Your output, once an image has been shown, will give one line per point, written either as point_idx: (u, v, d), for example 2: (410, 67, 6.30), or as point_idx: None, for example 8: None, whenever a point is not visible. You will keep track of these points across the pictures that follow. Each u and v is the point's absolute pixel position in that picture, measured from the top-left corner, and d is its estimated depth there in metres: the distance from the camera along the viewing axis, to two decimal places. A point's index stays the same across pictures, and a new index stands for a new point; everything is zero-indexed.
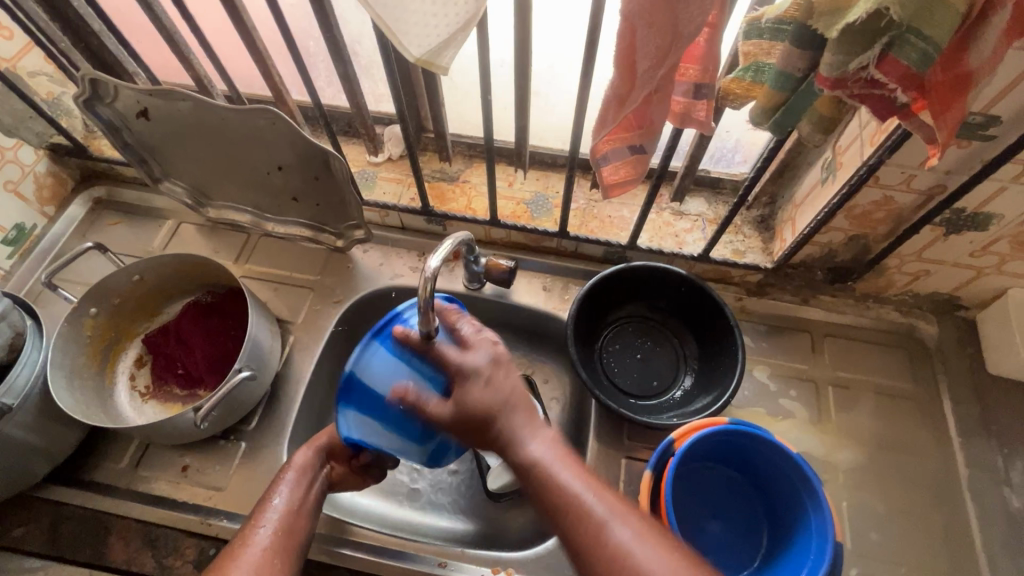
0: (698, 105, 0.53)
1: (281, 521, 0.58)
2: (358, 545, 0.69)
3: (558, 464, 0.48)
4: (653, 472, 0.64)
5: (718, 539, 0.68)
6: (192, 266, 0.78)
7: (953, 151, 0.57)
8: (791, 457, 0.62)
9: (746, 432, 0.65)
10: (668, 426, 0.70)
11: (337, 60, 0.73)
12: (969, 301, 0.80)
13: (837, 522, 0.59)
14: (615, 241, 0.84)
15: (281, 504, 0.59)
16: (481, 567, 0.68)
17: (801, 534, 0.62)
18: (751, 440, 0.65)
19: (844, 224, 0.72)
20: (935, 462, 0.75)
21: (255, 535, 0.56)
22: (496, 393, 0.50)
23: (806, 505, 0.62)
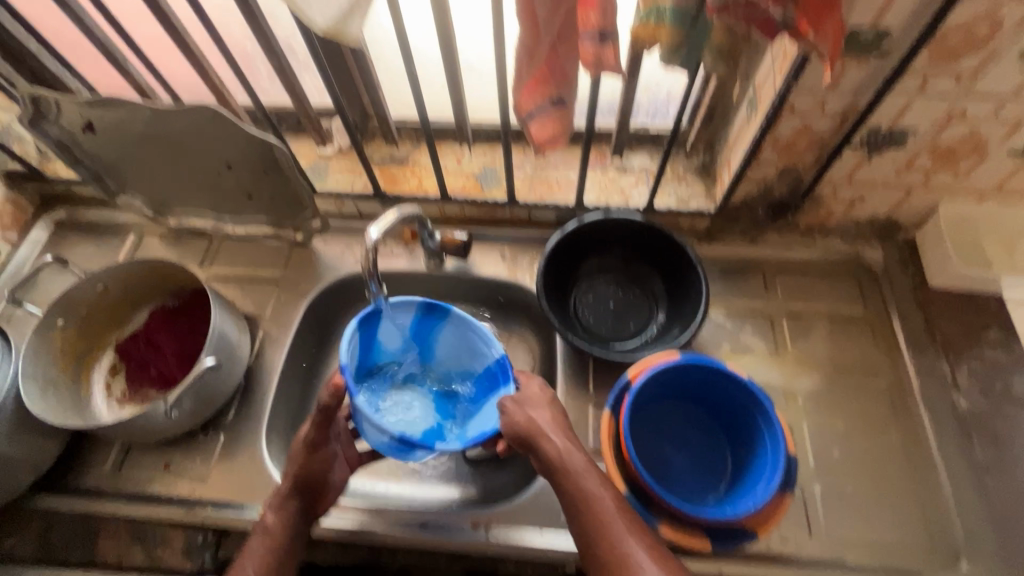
0: (606, 52, 0.55)
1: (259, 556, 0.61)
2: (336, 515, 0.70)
3: (580, 473, 0.59)
4: (611, 412, 0.67)
5: (686, 471, 0.70)
6: (156, 270, 0.80)
7: (855, 70, 0.60)
8: (740, 378, 0.66)
9: (702, 364, 0.67)
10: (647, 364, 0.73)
11: (270, 53, 0.75)
12: (907, 222, 0.83)
13: (789, 436, 0.63)
14: (564, 202, 0.87)
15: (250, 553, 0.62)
16: (462, 523, 0.70)
17: (759, 453, 0.65)
18: (705, 371, 0.68)
19: (773, 157, 0.73)
20: (891, 378, 0.78)
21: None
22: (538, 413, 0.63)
23: (760, 420, 0.65)
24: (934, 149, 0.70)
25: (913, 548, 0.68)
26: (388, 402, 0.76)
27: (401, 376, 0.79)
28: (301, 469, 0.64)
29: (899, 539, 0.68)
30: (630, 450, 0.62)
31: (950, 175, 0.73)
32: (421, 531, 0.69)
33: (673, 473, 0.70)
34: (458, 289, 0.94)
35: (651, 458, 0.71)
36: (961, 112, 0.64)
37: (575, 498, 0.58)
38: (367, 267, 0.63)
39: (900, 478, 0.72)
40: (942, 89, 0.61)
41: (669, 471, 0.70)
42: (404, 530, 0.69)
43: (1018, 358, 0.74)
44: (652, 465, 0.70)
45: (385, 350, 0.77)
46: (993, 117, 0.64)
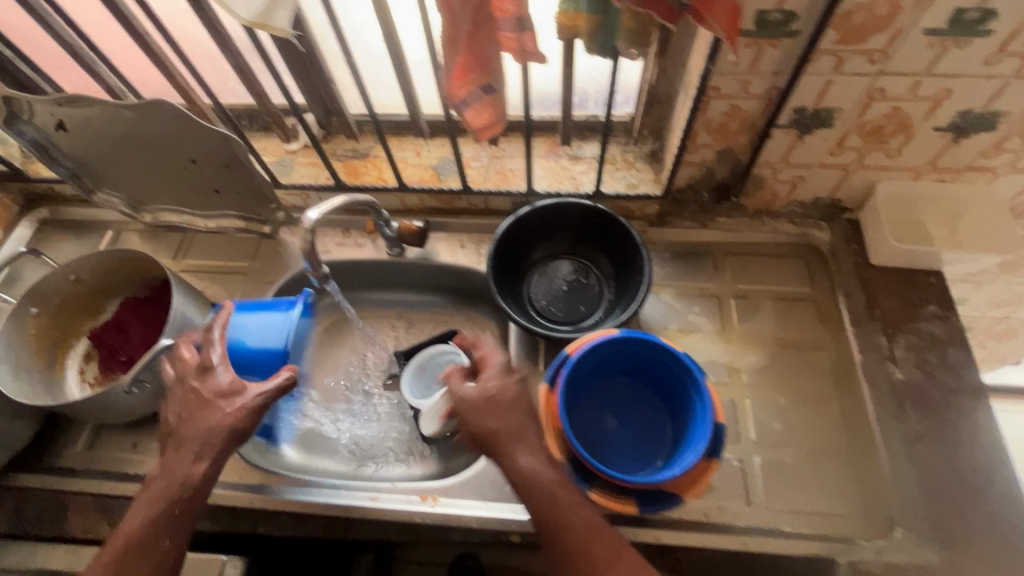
0: (526, 37, 0.58)
1: (147, 510, 0.57)
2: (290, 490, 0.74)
3: (557, 490, 0.57)
4: (550, 386, 0.69)
5: (626, 444, 0.73)
6: (126, 261, 0.84)
7: (770, 51, 0.63)
8: (673, 351, 0.68)
9: (638, 338, 0.70)
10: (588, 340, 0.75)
11: (227, 52, 0.79)
12: (850, 202, 0.85)
13: (719, 405, 0.65)
14: (516, 189, 0.90)
15: (141, 511, 0.58)
16: (410, 495, 0.73)
17: (692, 423, 0.67)
18: (642, 346, 0.71)
19: (708, 140, 0.76)
20: (833, 353, 0.80)
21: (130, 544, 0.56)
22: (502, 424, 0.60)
23: (692, 391, 0.68)
24: (862, 128, 0.72)
25: (847, 516, 0.69)
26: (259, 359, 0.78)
27: None
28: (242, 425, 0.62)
29: (834, 508, 0.70)
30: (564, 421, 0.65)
31: (883, 154, 0.75)
32: (369, 502, 0.72)
33: (614, 447, 0.72)
34: (421, 276, 0.98)
35: (590, 431, 0.73)
36: (880, 90, 0.66)
37: (550, 517, 0.56)
38: (305, 245, 0.65)
39: (837, 449, 0.73)
40: (858, 69, 0.64)
41: (608, 444, 0.73)
42: (351, 500, 0.73)
43: (954, 331, 0.76)
44: (591, 438, 0.72)
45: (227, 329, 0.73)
46: (912, 95, 0.66)
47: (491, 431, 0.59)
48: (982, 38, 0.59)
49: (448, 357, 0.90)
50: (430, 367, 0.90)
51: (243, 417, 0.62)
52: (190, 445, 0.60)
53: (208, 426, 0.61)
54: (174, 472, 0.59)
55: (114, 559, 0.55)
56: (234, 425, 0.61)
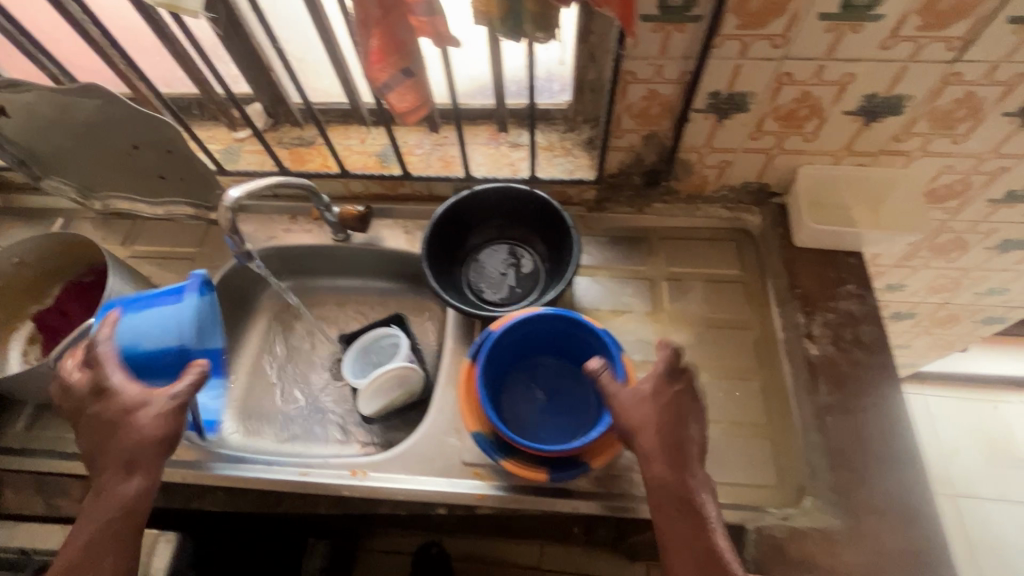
0: (438, 19, 0.60)
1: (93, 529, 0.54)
2: (221, 465, 0.75)
3: (684, 507, 0.57)
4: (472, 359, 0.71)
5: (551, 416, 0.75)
6: (69, 246, 0.85)
7: (677, 36, 0.65)
8: (588, 324, 0.70)
9: (562, 316, 0.72)
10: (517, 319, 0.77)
11: (165, 38, 0.80)
12: (777, 186, 0.88)
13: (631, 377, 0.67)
14: (455, 175, 0.92)
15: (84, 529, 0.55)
16: (339, 469, 0.75)
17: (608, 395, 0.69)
18: (561, 322, 0.73)
19: (633, 125, 0.78)
20: (758, 332, 0.83)
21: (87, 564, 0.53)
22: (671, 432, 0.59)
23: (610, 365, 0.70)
24: (777, 112, 0.74)
25: (761, 486, 0.72)
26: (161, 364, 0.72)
27: None
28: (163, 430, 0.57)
29: (749, 479, 0.72)
30: (479, 392, 0.68)
31: (801, 138, 0.78)
32: (298, 478, 0.73)
33: (537, 421, 0.74)
34: (367, 262, 1.00)
35: (516, 405, 0.75)
36: (787, 75, 0.69)
37: (690, 534, 0.55)
38: (227, 224, 0.68)
39: (755, 423, 0.76)
40: (763, 53, 0.66)
41: (533, 418, 0.75)
42: (281, 477, 0.74)
43: (869, 309, 0.78)
44: (514, 412, 0.75)
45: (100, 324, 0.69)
46: (818, 79, 0.69)
47: (642, 430, 0.60)
48: (874, 22, 0.62)
49: (390, 339, 0.93)
50: (373, 348, 0.93)
51: (164, 422, 0.57)
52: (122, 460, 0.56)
53: (135, 439, 0.56)
54: (116, 490, 0.56)
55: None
56: (156, 435, 0.57)
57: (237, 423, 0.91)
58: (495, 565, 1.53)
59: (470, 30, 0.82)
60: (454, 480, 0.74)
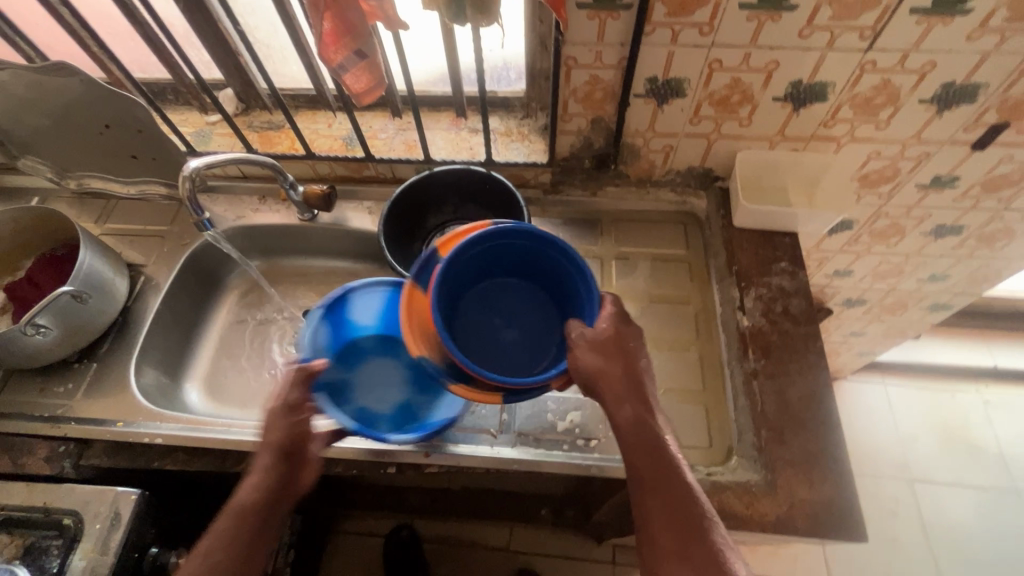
0: (384, 3, 0.65)
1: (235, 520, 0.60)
2: (179, 422, 0.80)
3: (655, 447, 0.61)
4: (418, 284, 0.66)
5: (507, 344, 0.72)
6: (40, 220, 0.88)
7: (612, 23, 0.70)
8: (559, 243, 0.66)
9: (521, 234, 0.67)
10: None
11: (135, 22, 0.84)
12: (720, 171, 0.93)
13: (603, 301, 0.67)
14: (417, 158, 0.97)
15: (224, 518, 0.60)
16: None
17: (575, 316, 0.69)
18: (525, 239, 0.69)
19: (579, 109, 0.83)
20: (697, 306, 0.87)
21: (208, 555, 0.58)
22: (627, 375, 0.65)
23: (577, 286, 0.68)
24: (712, 98, 0.79)
25: (692, 447, 0.76)
26: (359, 377, 0.82)
27: (372, 349, 0.85)
28: (286, 431, 0.63)
29: (682, 440, 0.77)
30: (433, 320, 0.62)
31: (736, 123, 0.83)
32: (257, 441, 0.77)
33: (497, 347, 0.73)
34: (334, 242, 1.04)
35: (475, 333, 0.73)
36: (717, 62, 0.74)
37: (661, 471, 0.60)
38: (186, 195, 0.72)
39: (690, 390, 0.81)
40: (693, 40, 0.71)
41: (494, 346, 0.73)
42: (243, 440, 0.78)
43: (800, 284, 0.83)
44: (475, 340, 0.72)
45: (359, 327, 0.84)
46: (746, 66, 0.74)
47: (608, 379, 0.63)
48: (790, 11, 0.67)
49: None
50: None
51: (290, 421, 0.64)
52: (261, 454, 0.63)
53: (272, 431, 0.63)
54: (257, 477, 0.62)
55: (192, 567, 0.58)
56: (290, 434, 0.63)
57: (204, 393, 0.95)
58: (466, 546, 1.57)
59: (429, 19, 0.87)
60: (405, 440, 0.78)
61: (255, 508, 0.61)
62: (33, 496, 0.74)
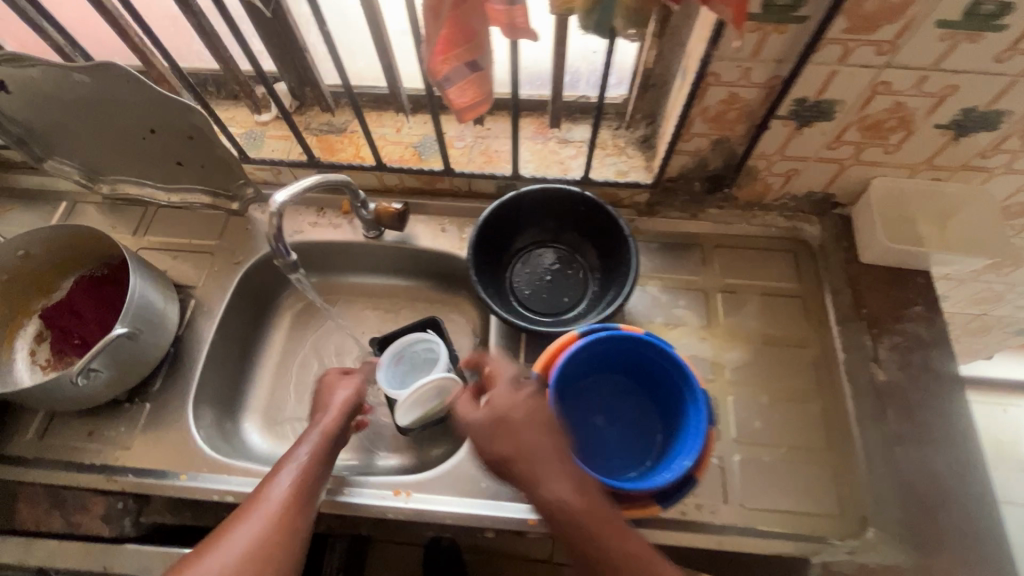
0: (516, 10, 0.53)
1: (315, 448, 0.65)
2: (247, 471, 0.72)
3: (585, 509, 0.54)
4: None
5: (613, 443, 0.70)
6: (79, 238, 0.78)
7: (776, 37, 0.59)
8: (639, 337, 0.67)
9: (602, 338, 0.67)
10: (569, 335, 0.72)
11: (187, 11, 0.71)
12: (842, 197, 0.83)
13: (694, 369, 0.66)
14: (501, 173, 0.86)
15: (298, 452, 0.65)
16: (390, 492, 0.71)
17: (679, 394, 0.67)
18: (608, 343, 0.68)
19: (704, 128, 0.73)
20: (817, 351, 0.79)
21: (285, 473, 0.62)
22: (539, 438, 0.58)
23: (670, 368, 0.67)
24: (862, 122, 0.69)
25: (823, 516, 0.69)
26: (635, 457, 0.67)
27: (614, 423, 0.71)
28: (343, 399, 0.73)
29: (811, 508, 0.69)
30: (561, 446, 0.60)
31: (881, 149, 0.73)
32: (335, 500, 0.70)
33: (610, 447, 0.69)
34: (399, 260, 0.94)
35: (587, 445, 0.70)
36: (884, 84, 0.63)
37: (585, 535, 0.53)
38: (271, 231, 0.62)
39: (816, 448, 0.73)
40: (864, 60, 0.61)
41: (606, 449, 0.69)
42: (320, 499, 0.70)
43: (939, 333, 0.75)
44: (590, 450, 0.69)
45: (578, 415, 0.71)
46: (917, 89, 0.64)
47: (518, 454, 0.57)
48: (994, 32, 0.56)
49: (425, 344, 0.86)
50: (407, 350, 0.87)
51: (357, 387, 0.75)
52: (332, 410, 0.71)
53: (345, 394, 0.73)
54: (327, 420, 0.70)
55: (263, 492, 0.60)
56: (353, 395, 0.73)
57: (264, 429, 0.86)
58: None
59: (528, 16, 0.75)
60: (504, 503, 0.69)
61: (329, 447, 0.67)
62: (91, 559, 0.67)
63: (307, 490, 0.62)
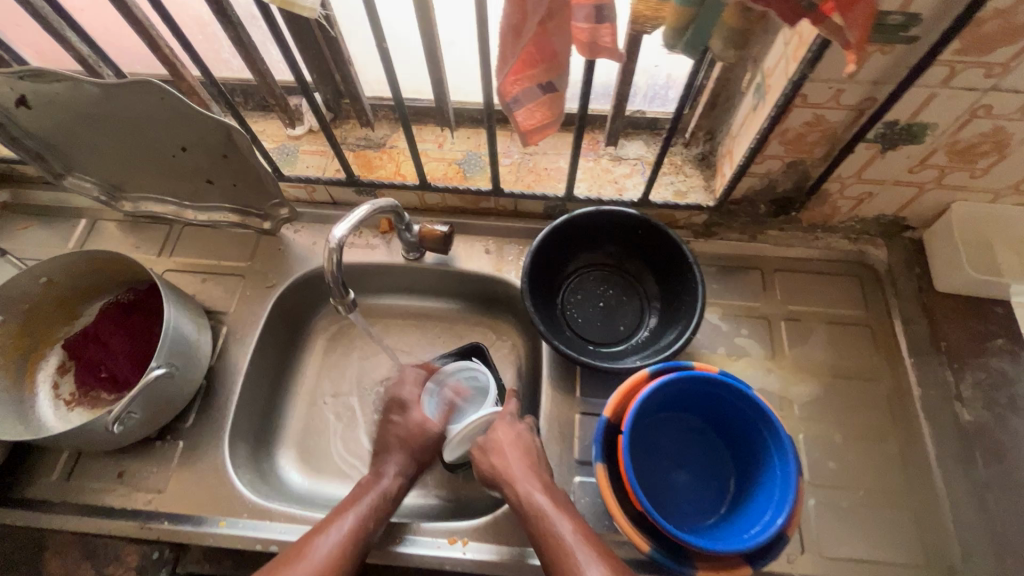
0: (603, 29, 0.48)
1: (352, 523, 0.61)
2: (291, 516, 0.67)
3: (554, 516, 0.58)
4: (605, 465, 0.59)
5: (688, 488, 0.66)
6: (105, 263, 0.73)
7: (878, 58, 0.54)
8: (717, 379, 0.62)
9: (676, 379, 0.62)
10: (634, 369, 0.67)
11: (224, 22, 0.66)
12: (914, 221, 0.79)
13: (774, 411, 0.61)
14: (552, 193, 0.81)
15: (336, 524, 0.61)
16: (448, 539, 0.66)
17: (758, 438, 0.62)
18: (681, 383, 0.64)
19: (779, 150, 0.68)
20: (890, 385, 0.74)
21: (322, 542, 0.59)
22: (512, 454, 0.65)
23: (750, 412, 0.62)
24: (953, 146, 0.64)
25: (905, 566, 0.65)
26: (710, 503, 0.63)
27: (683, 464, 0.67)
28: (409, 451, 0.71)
29: (894, 557, 0.65)
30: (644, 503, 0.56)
31: (967, 174, 0.68)
32: (395, 550, 0.66)
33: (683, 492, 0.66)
34: (437, 283, 0.88)
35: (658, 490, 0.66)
36: (985, 108, 0.59)
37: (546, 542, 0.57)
38: (332, 269, 0.59)
39: (895, 492, 0.69)
40: (969, 83, 0.56)
41: (678, 494, 0.65)
42: (379, 549, 0.66)
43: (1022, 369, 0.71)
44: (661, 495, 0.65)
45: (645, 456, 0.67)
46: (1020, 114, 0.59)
47: (506, 475, 0.63)
48: None
49: (469, 372, 0.79)
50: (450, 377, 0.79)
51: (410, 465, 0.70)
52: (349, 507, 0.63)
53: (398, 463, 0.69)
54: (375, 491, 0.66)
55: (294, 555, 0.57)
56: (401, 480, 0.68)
57: (299, 463, 0.80)
58: None
59: None
60: None
61: (371, 520, 0.62)
62: None
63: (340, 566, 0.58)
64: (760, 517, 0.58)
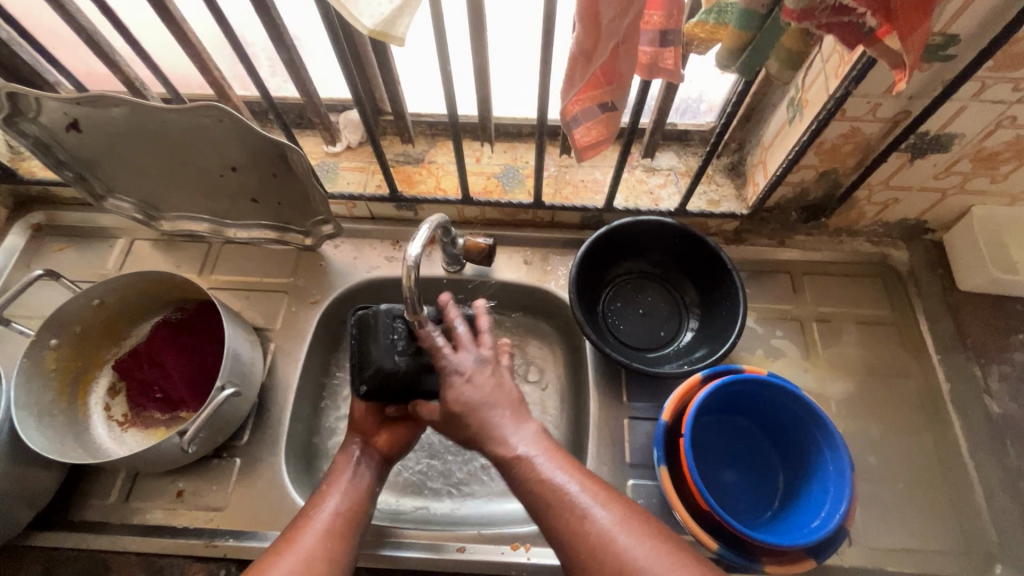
0: (666, 53, 0.51)
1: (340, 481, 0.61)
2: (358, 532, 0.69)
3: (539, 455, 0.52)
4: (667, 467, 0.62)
5: (743, 486, 0.68)
6: (158, 283, 0.73)
7: (916, 75, 0.58)
8: (768, 381, 0.65)
9: (729, 382, 0.65)
10: (685, 373, 0.70)
11: (280, 46, 0.67)
12: (935, 224, 0.83)
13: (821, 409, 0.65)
14: (591, 205, 0.83)
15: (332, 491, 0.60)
16: (443, 544, 0.68)
17: (807, 436, 0.65)
18: (731, 387, 0.67)
19: (814, 160, 0.72)
20: (920, 381, 0.78)
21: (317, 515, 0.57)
22: (478, 390, 0.54)
23: (800, 412, 0.65)
24: (977, 154, 0.68)
25: (945, 553, 0.68)
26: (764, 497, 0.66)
27: (735, 462, 0.70)
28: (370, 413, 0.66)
29: (937, 544, 0.69)
30: (711, 502, 0.58)
31: (988, 179, 0.72)
32: (379, 553, 0.67)
33: (737, 490, 0.68)
34: (476, 296, 0.89)
35: (714, 488, 0.68)
36: (1011, 118, 0.62)
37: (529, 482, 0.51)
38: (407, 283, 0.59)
39: (932, 483, 0.72)
40: (998, 96, 0.60)
41: (734, 491, 0.68)
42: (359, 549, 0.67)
43: None
44: (718, 492, 0.67)
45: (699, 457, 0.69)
46: None
47: (484, 425, 0.53)
48: None
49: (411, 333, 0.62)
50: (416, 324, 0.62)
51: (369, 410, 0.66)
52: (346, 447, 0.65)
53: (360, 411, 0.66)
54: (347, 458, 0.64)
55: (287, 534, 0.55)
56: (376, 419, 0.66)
57: None
58: None
59: None
60: None
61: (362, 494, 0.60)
62: None
63: (343, 537, 0.56)
64: (817, 511, 0.61)
